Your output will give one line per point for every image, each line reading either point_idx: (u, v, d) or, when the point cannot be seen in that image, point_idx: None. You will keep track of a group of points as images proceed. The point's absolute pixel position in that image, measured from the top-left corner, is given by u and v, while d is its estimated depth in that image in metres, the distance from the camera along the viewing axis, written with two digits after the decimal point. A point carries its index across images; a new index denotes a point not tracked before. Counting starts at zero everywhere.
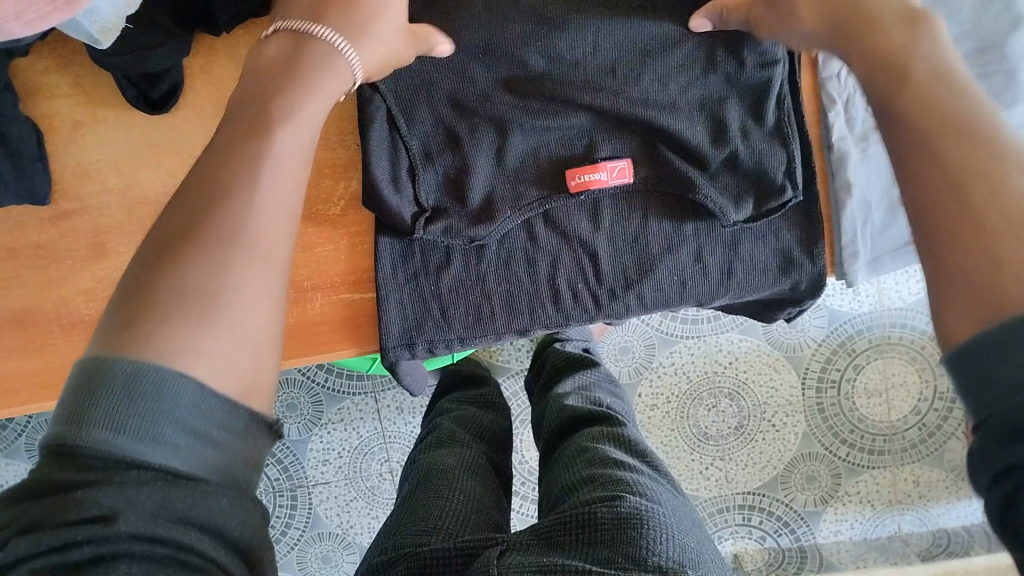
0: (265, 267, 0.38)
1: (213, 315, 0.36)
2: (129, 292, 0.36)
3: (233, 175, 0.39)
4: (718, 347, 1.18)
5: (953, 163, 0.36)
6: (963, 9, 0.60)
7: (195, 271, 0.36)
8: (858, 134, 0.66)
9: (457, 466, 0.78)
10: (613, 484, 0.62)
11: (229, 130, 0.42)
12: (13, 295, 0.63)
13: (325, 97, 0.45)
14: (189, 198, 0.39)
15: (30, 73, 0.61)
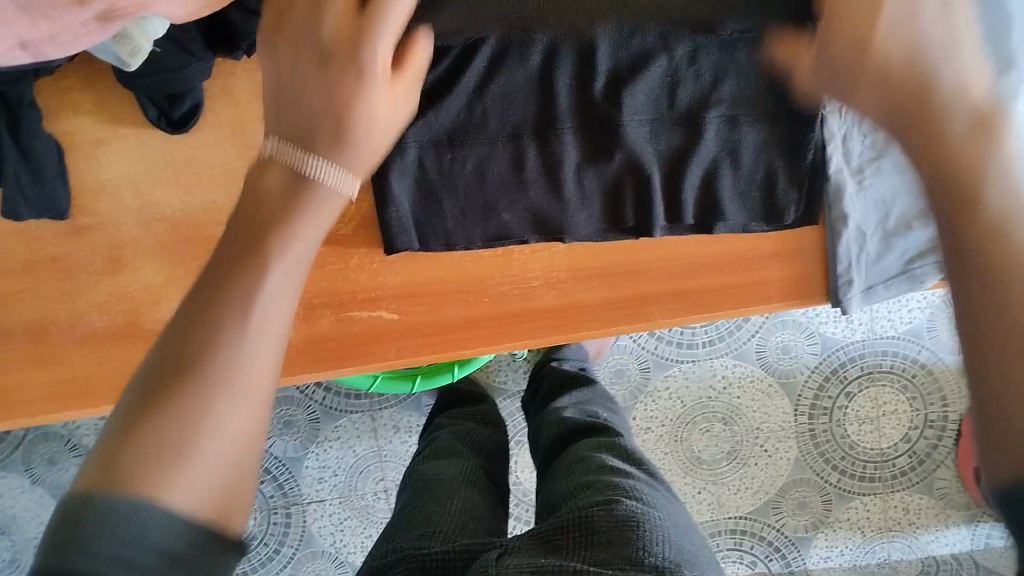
0: (250, 397, 0.39)
1: (183, 453, 0.37)
2: (121, 422, 0.38)
3: (215, 311, 0.39)
4: (713, 372, 1.19)
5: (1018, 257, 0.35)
6: None
7: (179, 411, 0.37)
8: (859, 165, 0.64)
9: (455, 475, 0.79)
10: (610, 490, 0.63)
11: (221, 256, 0.42)
12: (31, 306, 0.66)
13: (319, 212, 0.45)
14: (176, 332, 0.39)
15: (53, 92, 0.62)
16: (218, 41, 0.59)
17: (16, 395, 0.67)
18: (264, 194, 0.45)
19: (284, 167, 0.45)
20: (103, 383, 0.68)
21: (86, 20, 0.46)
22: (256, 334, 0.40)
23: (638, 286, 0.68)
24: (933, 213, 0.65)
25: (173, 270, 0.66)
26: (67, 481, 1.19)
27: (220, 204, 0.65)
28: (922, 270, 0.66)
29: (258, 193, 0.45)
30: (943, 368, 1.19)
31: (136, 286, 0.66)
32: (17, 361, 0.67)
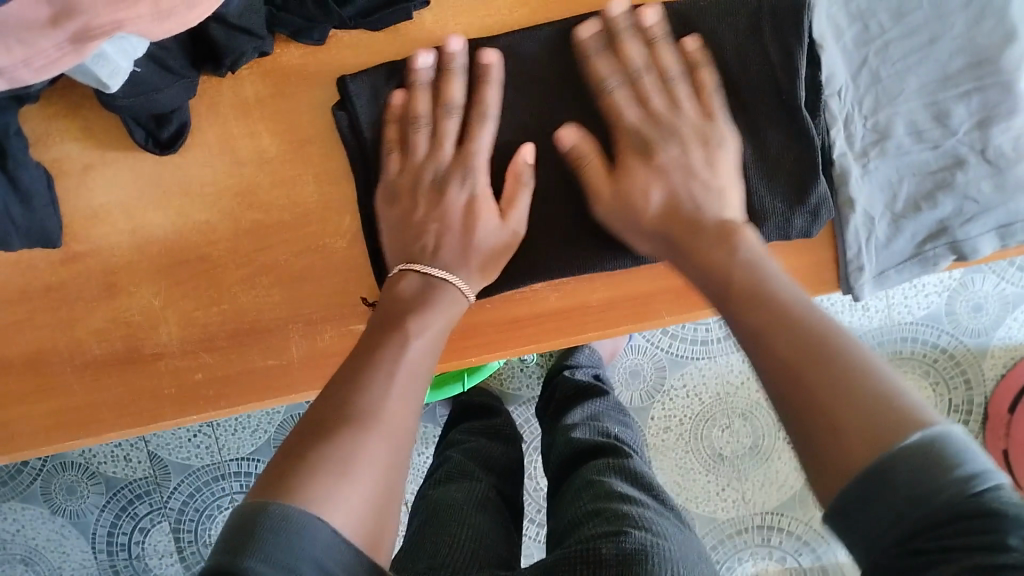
0: (383, 435, 0.45)
1: (344, 472, 0.42)
2: (281, 463, 0.43)
3: (360, 376, 0.48)
4: (730, 368, 1.17)
5: (826, 389, 0.39)
6: (955, 25, 0.61)
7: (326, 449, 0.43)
8: (860, 149, 0.62)
9: (466, 499, 0.78)
10: (618, 519, 0.62)
11: (376, 331, 0.53)
12: (30, 337, 0.65)
13: (438, 320, 0.56)
14: (340, 392, 0.47)
15: (39, 118, 0.62)
16: (203, 57, 0.59)
17: (21, 427, 0.66)
18: (395, 296, 0.57)
19: (417, 277, 0.59)
20: (108, 411, 0.67)
21: (60, 41, 0.45)
22: (427, 333, 0.54)
23: (643, 283, 0.66)
24: (942, 193, 0.62)
25: (170, 291, 0.65)
26: (87, 510, 1.19)
27: (213, 222, 0.64)
28: (936, 252, 0.63)
29: (397, 296, 0.57)
30: (963, 350, 1.15)
31: (136, 310, 0.65)
32: (19, 393, 0.66)
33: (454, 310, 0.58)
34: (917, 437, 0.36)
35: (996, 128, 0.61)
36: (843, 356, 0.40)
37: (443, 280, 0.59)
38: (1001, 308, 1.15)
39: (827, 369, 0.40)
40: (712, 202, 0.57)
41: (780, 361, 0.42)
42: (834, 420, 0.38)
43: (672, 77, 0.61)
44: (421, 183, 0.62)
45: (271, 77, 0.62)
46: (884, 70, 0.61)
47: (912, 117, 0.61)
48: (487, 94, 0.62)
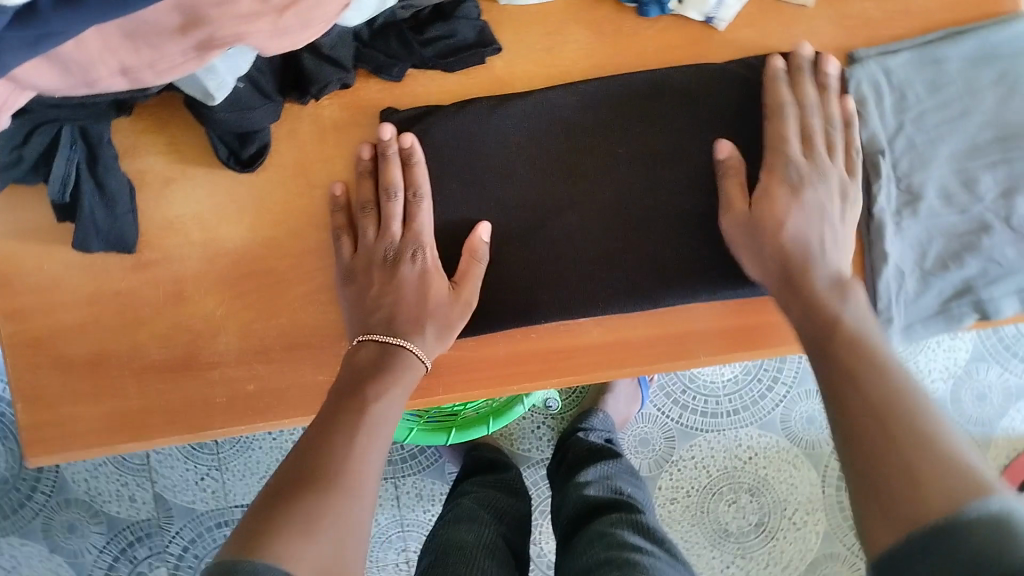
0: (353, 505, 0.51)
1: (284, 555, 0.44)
2: (262, 513, 0.48)
3: (333, 431, 0.55)
4: (739, 442, 1.30)
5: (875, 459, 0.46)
6: (984, 101, 0.66)
7: (266, 548, 0.44)
8: (893, 208, 0.66)
9: (480, 558, 0.85)
10: (627, 567, 0.73)
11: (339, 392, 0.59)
12: (92, 339, 0.68)
13: (401, 391, 0.61)
14: (301, 449, 0.53)
15: (128, 134, 0.66)
16: (288, 84, 0.64)
17: (69, 428, 0.68)
18: (356, 364, 0.62)
19: (373, 346, 0.64)
20: (157, 416, 0.69)
21: (184, 48, 0.49)
22: (388, 396, 0.59)
23: (673, 322, 0.69)
24: (968, 254, 0.66)
25: (231, 303, 0.68)
26: (86, 549, 1.21)
27: (281, 240, 0.68)
28: (960, 310, 0.67)
29: (357, 368, 0.62)
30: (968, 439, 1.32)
31: (197, 319, 0.68)
32: (71, 395, 0.68)
33: (411, 372, 0.63)
34: (989, 505, 0.41)
35: (1020, 197, 0.65)
36: (901, 407, 0.48)
37: (400, 346, 0.64)
38: (1005, 399, 1.32)
39: (896, 424, 0.47)
40: (834, 255, 0.62)
41: (855, 427, 0.48)
42: (919, 486, 0.43)
43: (826, 97, 0.65)
44: (375, 259, 0.66)
45: (349, 108, 0.67)
46: (920, 136, 0.66)
47: (943, 182, 0.66)
48: (804, 89, 0.65)
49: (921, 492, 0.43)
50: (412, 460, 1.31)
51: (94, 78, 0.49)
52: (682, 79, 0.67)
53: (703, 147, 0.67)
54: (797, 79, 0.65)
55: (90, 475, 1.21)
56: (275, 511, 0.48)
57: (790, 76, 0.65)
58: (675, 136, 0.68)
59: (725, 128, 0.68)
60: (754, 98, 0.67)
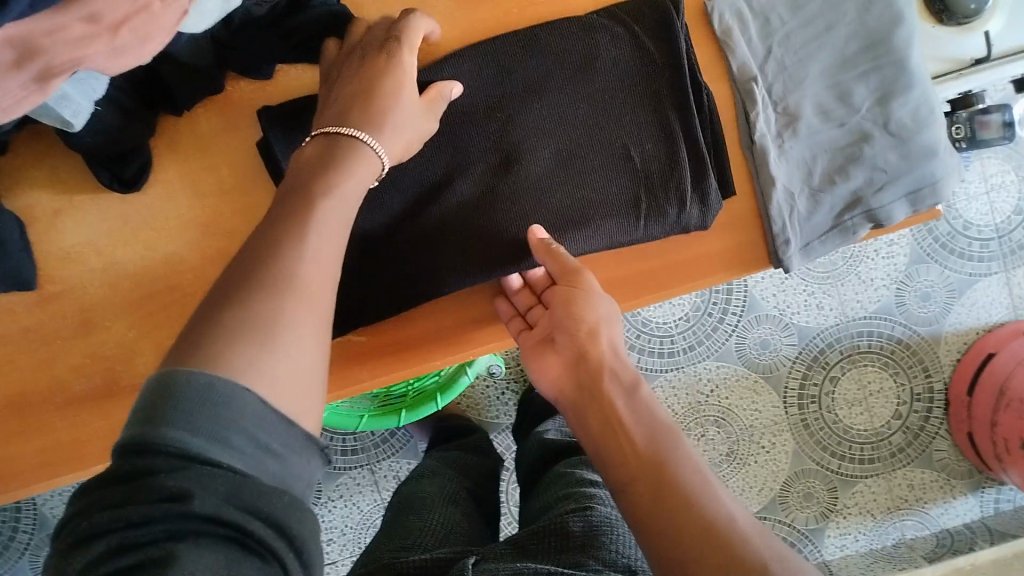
0: (312, 307, 0.44)
1: (264, 345, 0.40)
2: (201, 315, 0.41)
3: (302, 195, 0.50)
4: (699, 376, 1.32)
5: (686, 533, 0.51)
6: (847, 12, 0.67)
7: (223, 345, 0.39)
8: (774, 132, 0.67)
9: (444, 517, 0.88)
10: (585, 499, 0.74)
11: (296, 181, 0.52)
12: (12, 379, 0.68)
13: (367, 172, 0.55)
14: (274, 214, 0.49)
15: (8, 170, 0.66)
16: (157, 98, 0.64)
17: (5, 469, 0.68)
18: (309, 154, 0.54)
19: (331, 135, 0.56)
20: (89, 446, 0.69)
21: (26, 82, 0.49)
22: (338, 209, 0.50)
23: None
24: (853, 166, 0.67)
25: (143, 323, 0.68)
26: None
27: (181, 253, 0.68)
28: (853, 221, 0.68)
29: (307, 155, 0.54)
30: (918, 340, 1.35)
31: (111, 343, 0.68)
32: (0, 437, 0.68)
33: (371, 165, 0.55)
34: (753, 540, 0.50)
35: (895, 102, 0.66)
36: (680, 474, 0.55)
37: (359, 138, 0.56)
38: (948, 295, 1.34)
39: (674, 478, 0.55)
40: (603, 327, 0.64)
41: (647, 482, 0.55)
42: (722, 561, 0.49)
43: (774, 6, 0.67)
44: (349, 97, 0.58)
45: (226, 112, 0.67)
46: (789, 57, 0.67)
47: (818, 99, 0.67)
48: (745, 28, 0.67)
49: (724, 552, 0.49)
50: (384, 444, 1.33)
51: None
52: (549, 36, 0.66)
53: (580, 100, 0.66)
54: (659, 19, 0.66)
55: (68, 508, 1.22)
56: (218, 327, 0.40)
57: (655, 17, 0.66)
58: (549, 94, 0.66)
59: (604, 75, 0.66)
60: (625, 42, 0.66)
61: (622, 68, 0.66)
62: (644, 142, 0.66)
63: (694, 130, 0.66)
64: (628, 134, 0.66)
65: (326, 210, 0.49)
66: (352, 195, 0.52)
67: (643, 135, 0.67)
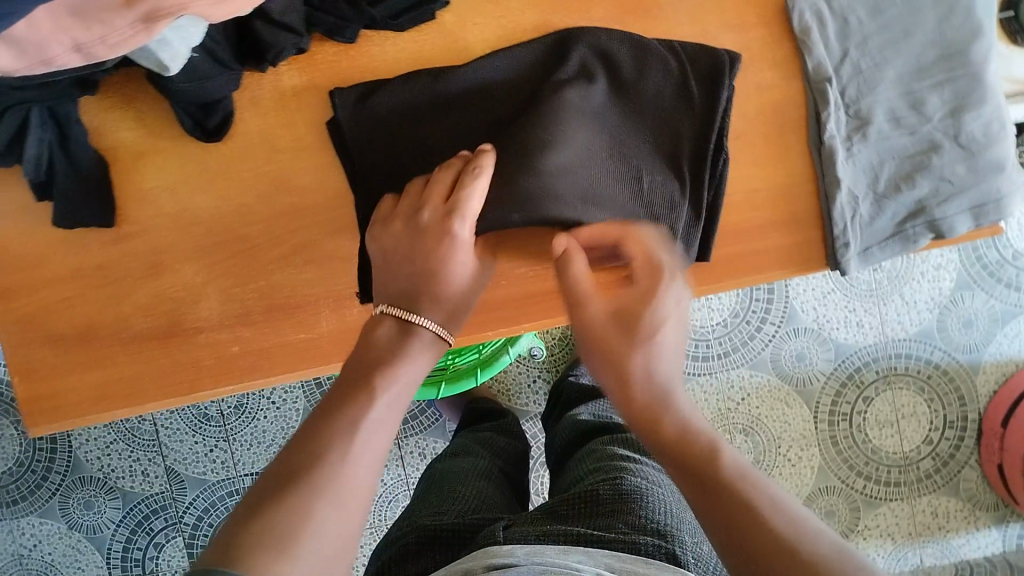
0: (349, 510, 0.45)
1: (295, 543, 0.42)
2: (246, 506, 0.44)
3: (356, 394, 0.51)
4: (731, 383, 1.32)
5: (770, 563, 0.43)
6: (928, 21, 0.67)
7: (273, 521, 0.42)
8: (844, 134, 0.68)
9: (476, 486, 0.90)
10: (615, 468, 0.75)
11: (345, 380, 0.53)
12: (79, 312, 0.70)
13: (409, 381, 0.54)
14: (331, 399, 0.51)
15: (95, 111, 0.68)
16: (246, 53, 0.66)
17: (65, 398, 0.70)
18: (373, 345, 0.55)
19: (392, 321, 0.57)
20: (147, 383, 0.71)
21: (134, 22, 0.51)
22: (374, 427, 0.50)
23: None
24: (919, 174, 0.68)
25: (210, 269, 0.70)
26: (103, 524, 1.25)
27: (252, 205, 0.70)
28: (915, 231, 0.69)
29: (366, 356, 0.54)
30: (956, 367, 1.34)
31: (178, 286, 0.70)
32: (63, 365, 0.70)
33: (429, 355, 0.56)
34: None
35: (967, 114, 0.67)
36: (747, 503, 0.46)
37: (421, 325, 0.57)
38: (991, 324, 1.34)
39: (736, 497, 0.47)
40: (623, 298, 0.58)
41: (710, 498, 0.47)
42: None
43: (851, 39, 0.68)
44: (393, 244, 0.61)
45: (308, 71, 0.69)
46: (865, 62, 0.68)
47: (891, 105, 0.68)
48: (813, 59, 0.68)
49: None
50: (412, 421, 1.31)
51: (50, 57, 0.51)
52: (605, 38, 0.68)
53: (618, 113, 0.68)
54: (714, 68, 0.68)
55: (102, 453, 1.24)
56: (261, 522, 0.42)
57: (709, 63, 0.68)
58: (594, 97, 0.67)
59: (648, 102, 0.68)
60: (675, 78, 0.68)
61: (662, 103, 0.68)
62: (656, 173, 0.68)
63: (701, 183, 0.68)
64: (638, 166, 0.68)
65: (367, 426, 0.49)
66: (380, 412, 0.51)
67: (652, 168, 0.68)
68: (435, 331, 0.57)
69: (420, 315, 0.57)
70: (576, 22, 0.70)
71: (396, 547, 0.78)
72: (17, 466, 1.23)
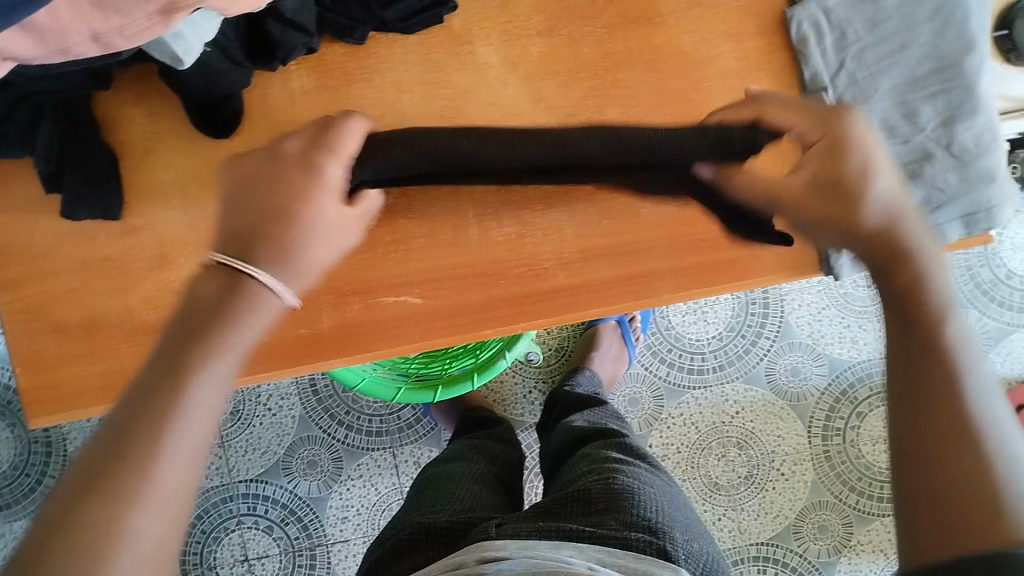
0: (160, 515, 0.41)
1: (94, 573, 0.38)
2: (39, 530, 0.39)
3: (168, 368, 0.45)
4: (725, 397, 1.33)
5: (935, 452, 0.46)
6: (922, 34, 0.69)
7: (78, 545, 0.38)
8: None
9: (471, 489, 0.91)
10: (607, 469, 0.76)
11: (163, 352, 0.46)
12: (85, 304, 0.71)
13: (246, 333, 0.49)
14: (142, 375, 0.45)
15: (106, 106, 0.69)
16: (257, 52, 0.68)
17: (70, 389, 0.71)
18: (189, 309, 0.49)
19: (217, 271, 0.51)
20: None
21: (150, 13, 0.53)
22: (211, 376, 0.46)
23: (634, 264, 0.74)
24: (912, 183, 0.69)
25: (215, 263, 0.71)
26: None
27: None
28: None
29: (190, 312, 0.48)
30: None
31: (184, 280, 0.71)
32: (66, 358, 0.71)
33: (264, 317, 0.51)
34: (1022, 540, 0.42)
35: (960, 125, 0.69)
36: (947, 343, 0.50)
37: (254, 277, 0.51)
38: (985, 342, 1.35)
39: (933, 360, 0.49)
40: (862, 154, 0.59)
41: (922, 345, 0.50)
42: (969, 501, 0.44)
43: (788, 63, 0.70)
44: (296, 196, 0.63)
45: (317, 71, 0.70)
46: (860, 72, 0.69)
47: (885, 115, 0.69)
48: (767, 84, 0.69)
49: (974, 489, 0.44)
50: (409, 429, 1.31)
51: (68, 46, 0.52)
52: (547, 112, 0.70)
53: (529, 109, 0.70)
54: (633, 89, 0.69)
55: None
56: (48, 555, 0.38)
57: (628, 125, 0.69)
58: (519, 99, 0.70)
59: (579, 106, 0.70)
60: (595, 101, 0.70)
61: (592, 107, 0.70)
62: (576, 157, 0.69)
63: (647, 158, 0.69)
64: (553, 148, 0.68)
65: (202, 380, 0.45)
66: (216, 358, 0.47)
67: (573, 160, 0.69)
68: (275, 289, 0.52)
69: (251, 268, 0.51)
70: (580, 28, 0.71)
71: (390, 542, 0.78)
72: (11, 469, 1.23)
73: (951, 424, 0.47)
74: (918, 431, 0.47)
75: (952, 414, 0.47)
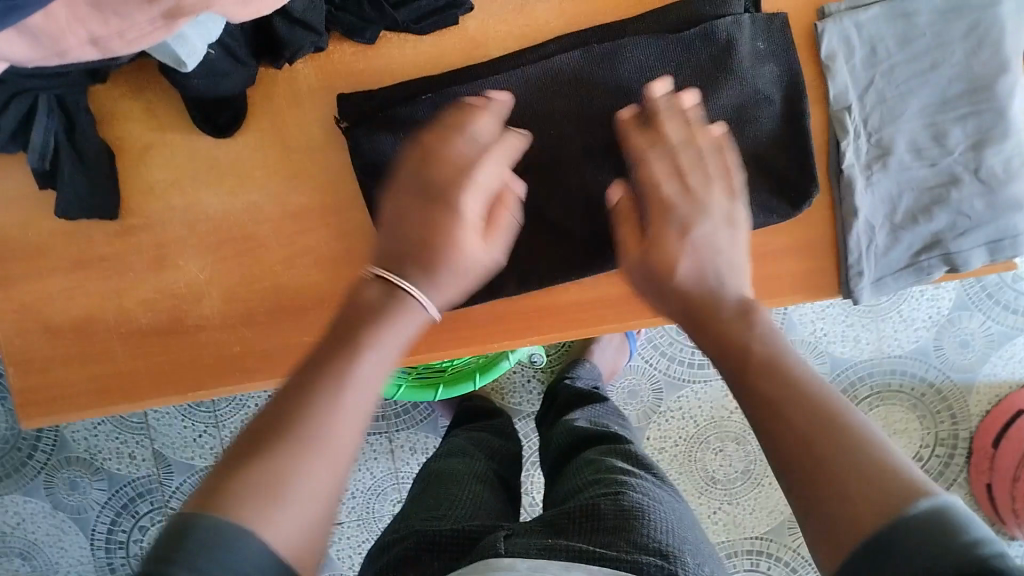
0: (331, 459, 0.43)
1: (277, 500, 0.40)
2: (227, 459, 0.42)
3: (348, 333, 0.49)
4: (725, 392, 1.31)
5: (783, 420, 0.44)
6: (955, 53, 0.66)
7: (276, 466, 0.41)
8: (864, 163, 0.68)
9: (472, 491, 0.89)
10: (614, 484, 0.75)
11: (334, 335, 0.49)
12: (80, 305, 0.69)
13: (404, 324, 0.51)
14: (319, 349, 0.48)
15: (104, 100, 0.67)
16: (262, 48, 0.65)
17: (66, 389, 0.70)
18: (357, 303, 0.52)
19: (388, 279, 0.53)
20: (146, 378, 0.70)
21: (152, 17, 0.50)
22: (352, 396, 0.45)
23: None
24: (937, 207, 0.67)
25: (214, 266, 0.69)
26: (88, 505, 1.22)
27: (261, 204, 0.68)
28: (929, 263, 0.69)
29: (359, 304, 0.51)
30: (949, 385, 1.29)
31: (182, 282, 0.69)
32: (61, 358, 0.69)
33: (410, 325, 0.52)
34: (922, 506, 0.37)
35: (989, 149, 0.66)
36: (769, 359, 0.48)
37: (416, 288, 0.53)
38: (987, 345, 1.28)
39: (765, 375, 0.47)
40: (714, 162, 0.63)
41: (744, 360, 0.48)
42: (852, 474, 0.40)
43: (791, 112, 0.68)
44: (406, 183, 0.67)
45: (326, 70, 0.67)
46: (889, 91, 0.67)
47: (913, 136, 0.67)
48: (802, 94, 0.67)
49: (835, 488, 0.40)
50: (405, 415, 1.29)
51: (64, 49, 0.49)
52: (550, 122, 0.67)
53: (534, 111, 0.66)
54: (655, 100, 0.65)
55: (89, 434, 1.21)
56: (243, 473, 0.41)
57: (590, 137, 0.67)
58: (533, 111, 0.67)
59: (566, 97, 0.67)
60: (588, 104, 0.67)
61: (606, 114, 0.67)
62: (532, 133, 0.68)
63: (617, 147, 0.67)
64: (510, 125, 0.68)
65: (368, 348, 0.48)
66: (359, 386, 0.46)
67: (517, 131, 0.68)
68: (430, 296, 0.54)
69: (414, 265, 0.54)
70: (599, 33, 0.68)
71: (391, 553, 0.77)
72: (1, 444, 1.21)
73: (795, 427, 0.43)
74: (782, 437, 0.43)
75: (781, 418, 0.44)
